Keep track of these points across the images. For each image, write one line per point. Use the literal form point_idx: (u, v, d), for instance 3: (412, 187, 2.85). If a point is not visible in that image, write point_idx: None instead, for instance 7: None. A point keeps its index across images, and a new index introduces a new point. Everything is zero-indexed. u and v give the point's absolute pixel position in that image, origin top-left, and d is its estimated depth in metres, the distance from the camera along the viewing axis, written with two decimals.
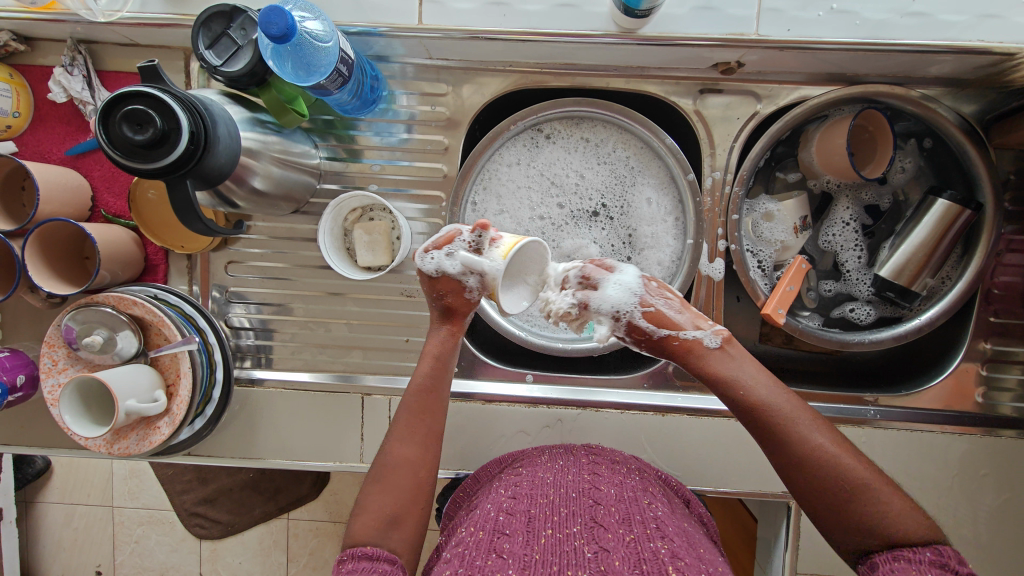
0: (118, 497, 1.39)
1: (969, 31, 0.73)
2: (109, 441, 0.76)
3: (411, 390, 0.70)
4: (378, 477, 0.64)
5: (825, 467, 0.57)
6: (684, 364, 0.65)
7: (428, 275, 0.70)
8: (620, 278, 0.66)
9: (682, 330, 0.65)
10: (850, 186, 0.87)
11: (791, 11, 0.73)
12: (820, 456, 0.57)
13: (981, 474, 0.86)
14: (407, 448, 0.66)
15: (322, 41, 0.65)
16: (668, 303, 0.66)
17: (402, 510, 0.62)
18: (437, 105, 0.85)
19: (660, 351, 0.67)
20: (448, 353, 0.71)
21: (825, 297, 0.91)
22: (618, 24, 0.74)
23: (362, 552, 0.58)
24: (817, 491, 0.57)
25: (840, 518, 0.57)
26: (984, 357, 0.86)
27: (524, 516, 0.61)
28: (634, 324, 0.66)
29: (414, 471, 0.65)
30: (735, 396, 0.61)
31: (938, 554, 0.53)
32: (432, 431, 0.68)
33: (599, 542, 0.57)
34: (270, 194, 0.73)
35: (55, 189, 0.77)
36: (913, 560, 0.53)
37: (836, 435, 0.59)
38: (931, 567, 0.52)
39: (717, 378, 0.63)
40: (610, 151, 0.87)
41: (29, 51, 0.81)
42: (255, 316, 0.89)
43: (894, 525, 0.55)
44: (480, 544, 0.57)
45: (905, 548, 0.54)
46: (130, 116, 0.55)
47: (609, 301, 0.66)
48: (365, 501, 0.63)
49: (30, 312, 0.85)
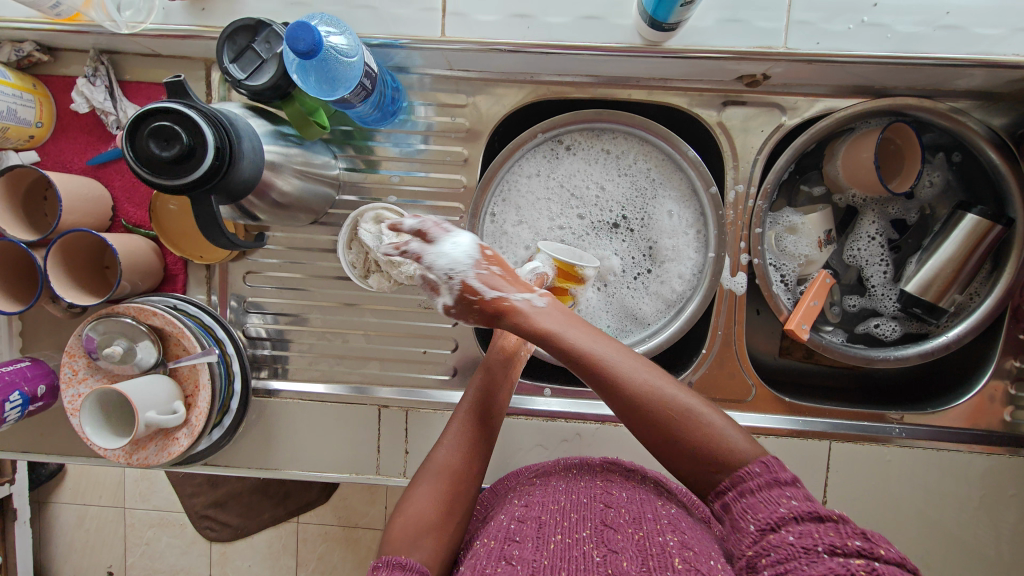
0: (130, 500, 1.39)
1: (1003, 45, 0.71)
2: (128, 452, 0.76)
3: (466, 404, 0.74)
4: (421, 481, 0.67)
5: (651, 407, 0.56)
6: (512, 328, 0.63)
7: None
8: (457, 239, 0.67)
9: (511, 292, 0.64)
10: (876, 200, 0.86)
11: (819, 24, 0.72)
12: (648, 401, 0.56)
13: (1008, 495, 0.84)
14: (451, 456, 0.69)
15: (347, 55, 0.64)
16: (500, 269, 0.66)
17: (439, 517, 0.64)
18: (456, 116, 0.85)
19: (487, 318, 0.65)
20: (513, 382, 0.77)
21: (849, 312, 0.89)
22: (643, 36, 0.73)
23: (396, 560, 0.58)
24: (646, 434, 0.57)
25: (682, 454, 0.56)
26: (1011, 375, 0.84)
27: (535, 522, 0.60)
28: (465, 285, 0.65)
29: (453, 478, 0.67)
30: (561, 351, 0.60)
31: (767, 470, 0.54)
32: (476, 441, 0.71)
33: (608, 545, 0.56)
34: (291, 206, 0.73)
35: (77, 199, 0.77)
36: (755, 491, 0.53)
37: (657, 369, 0.59)
38: (769, 488, 0.53)
39: (538, 331, 0.61)
40: (631, 162, 0.86)
41: (51, 61, 0.81)
42: (272, 326, 0.89)
43: (722, 448, 0.56)
44: (491, 553, 0.56)
45: (743, 473, 0.54)
46: (156, 132, 0.55)
47: (441, 260, 0.66)
48: (405, 505, 0.65)
49: (49, 320, 0.85)
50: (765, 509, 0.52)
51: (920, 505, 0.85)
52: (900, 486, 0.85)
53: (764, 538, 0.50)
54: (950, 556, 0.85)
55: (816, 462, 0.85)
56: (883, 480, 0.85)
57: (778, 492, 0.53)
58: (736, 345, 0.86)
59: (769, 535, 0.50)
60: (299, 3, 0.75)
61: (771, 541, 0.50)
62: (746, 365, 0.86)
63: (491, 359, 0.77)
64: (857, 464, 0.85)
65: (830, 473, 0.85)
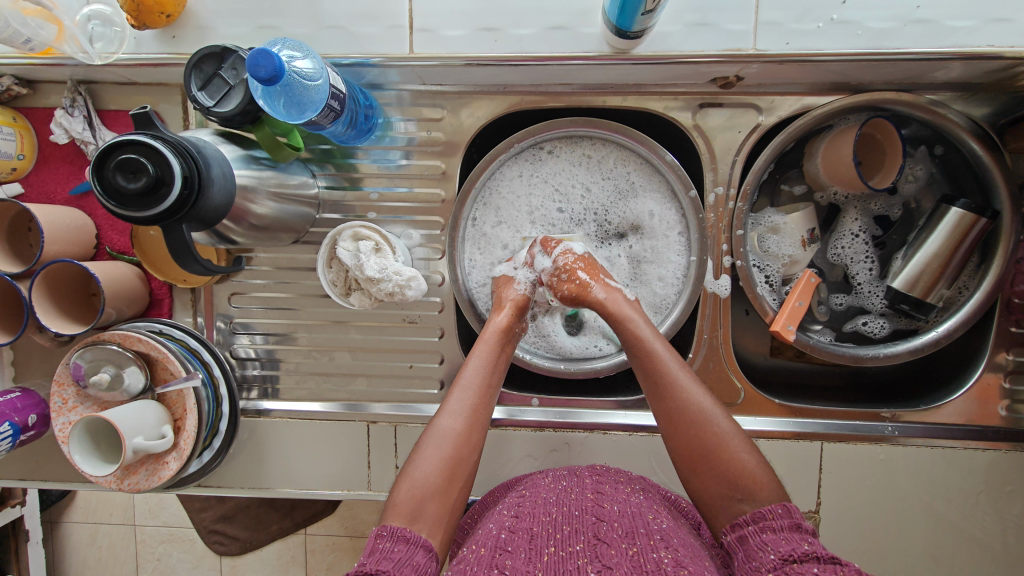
0: (140, 517, 1.40)
1: (977, 36, 0.70)
2: (119, 477, 0.76)
3: (473, 370, 0.72)
4: (426, 444, 0.66)
5: (688, 416, 0.66)
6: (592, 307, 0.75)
7: (512, 291, 0.80)
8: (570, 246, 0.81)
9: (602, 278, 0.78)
10: (859, 197, 0.85)
11: (789, 24, 0.72)
12: (692, 406, 0.66)
13: (1007, 490, 0.83)
14: (457, 422, 0.67)
15: (311, 79, 0.65)
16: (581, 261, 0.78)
17: (442, 482, 0.63)
18: (433, 130, 0.85)
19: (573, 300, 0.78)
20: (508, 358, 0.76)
21: (837, 311, 0.88)
22: (611, 44, 0.73)
23: (401, 532, 0.58)
24: (683, 447, 0.65)
25: (715, 471, 0.63)
26: (1005, 369, 0.82)
27: (527, 534, 0.60)
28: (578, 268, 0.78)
29: (460, 445, 0.66)
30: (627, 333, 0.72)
31: (789, 513, 0.58)
32: (482, 412, 0.69)
33: (602, 560, 0.55)
34: (269, 227, 0.73)
35: (60, 230, 0.78)
36: (777, 529, 0.57)
37: (712, 395, 0.68)
38: (791, 531, 0.57)
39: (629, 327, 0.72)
40: (611, 167, 0.86)
41: (31, 94, 0.83)
42: (261, 346, 0.90)
43: (750, 478, 0.61)
44: (481, 561, 0.55)
45: (767, 511, 0.59)
46: (123, 165, 0.55)
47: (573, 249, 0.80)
48: (409, 470, 0.64)
49: (40, 350, 0.87)
50: (785, 542, 0.55)
51: (916, 503, 0.84)
52: (897, 486, 0.84)
53: (787, 566, 0.53)
54: (949, 553, 0.84)
55: (809, 464, 0.84)
56: (877, 479, 0.84)
57: (799, 533, 0.56)
58: (722, 349, 0.86)
59: (792, 563, 0.52)
60: (268, 27, 0.75)
61: (792, 568, 0.52)
62: (734, 368, 0.86)
63: (489, 333, 0.75)
64: (850, 465, 0.84)
65: (823, 474, 0.84)
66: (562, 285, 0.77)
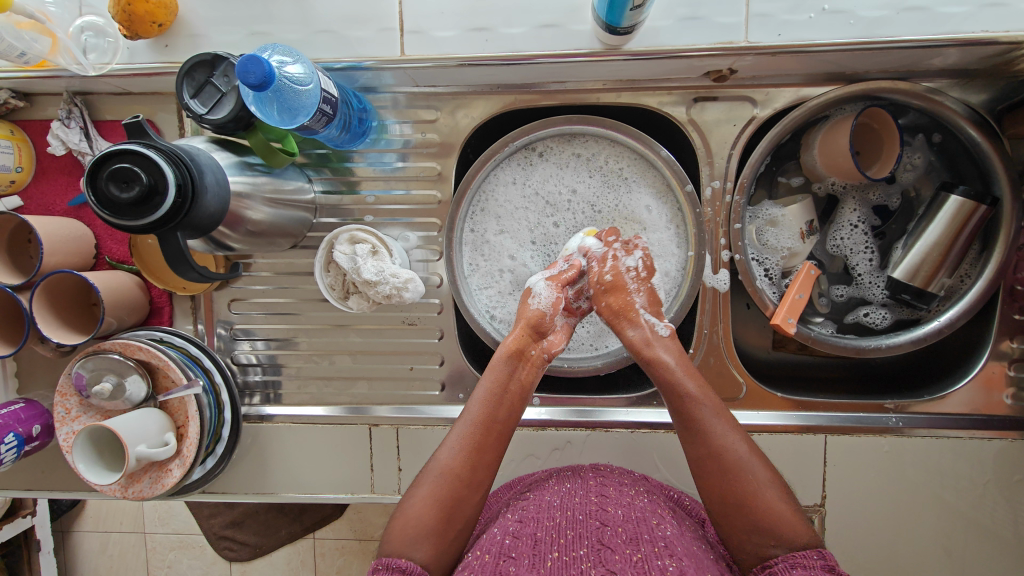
0: (151, 524, 1.41)
1: (972, 21, 0.69)
2: (124, 486, 0.76)
3: (478, 399, 0.70)
4: (423, 481, 0.66)
5: (726, 466, 0.63)
6: (630, 340, 0.73)
7: (529, 304, 0.76)
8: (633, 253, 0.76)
9: (643, 308, 0.74)
10: (856, 187, 0.85)
11: (781, 15, 0.71)
12: (728, 455, 0.63)
13: (1015, 480, 0.82)
14: (453, 458, 0.66)
15: (302, 84, 0.65)
16: (648, 296, 0.75)
17: (435, 523, 0.63)
18: (428, 132, 0.85)
19: (611, 316, 0.75)
20: (525, 383, 0.72)
21: (838, 302, 0.88)
22: (602, 41, 0.72)
23: (396, 563, 0.59)
24: (719, 498, 0.63)
25: (749, 520, 0.60)
26: (1010, 356, 0.82)
27: (530, 539, 0.60)
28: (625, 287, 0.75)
29: (455, 483, 0.65)
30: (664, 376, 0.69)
31: (824, 558, 0.56)
32: (482, 446, 0.67)
33: (606, 565, 0.55)
34: (266, 233, 0.73)
35: (58, 241, 0.78)
36: (806, 566, 0.55)
37: (750, 444, 0.65)
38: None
39: (665, 370, 0.69)
40: (603, 163, 0.85)
41: (28, 106, 0.83)
42: (262, 351, 0.90)
43: (793, 531, 0.59)
44: (484, 568, 0.55)
45: (801, 552, 0.57)
46: (116, 175, 0.55)
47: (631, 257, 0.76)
48: (404, 506, 0.65)
49: (44, 361, 0.87)
50: None
51: (922, 494, 0.83)
52: (903, 476, 0.83)
53: None
54: (958, 544, 0.83)
55: (813, 458, 0.84)
56: (881, 471, 0.84)
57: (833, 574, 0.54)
58: (722, 343, 0.85)
59: None
60: (260, 34, 0.76)
61: None
62: (735, 361, 0.85)
63: (497, 357, 0.73)
64: (855, 457, 0.84)
65: (827, 467, 0.84)
66: (602, 298, 0.75)
